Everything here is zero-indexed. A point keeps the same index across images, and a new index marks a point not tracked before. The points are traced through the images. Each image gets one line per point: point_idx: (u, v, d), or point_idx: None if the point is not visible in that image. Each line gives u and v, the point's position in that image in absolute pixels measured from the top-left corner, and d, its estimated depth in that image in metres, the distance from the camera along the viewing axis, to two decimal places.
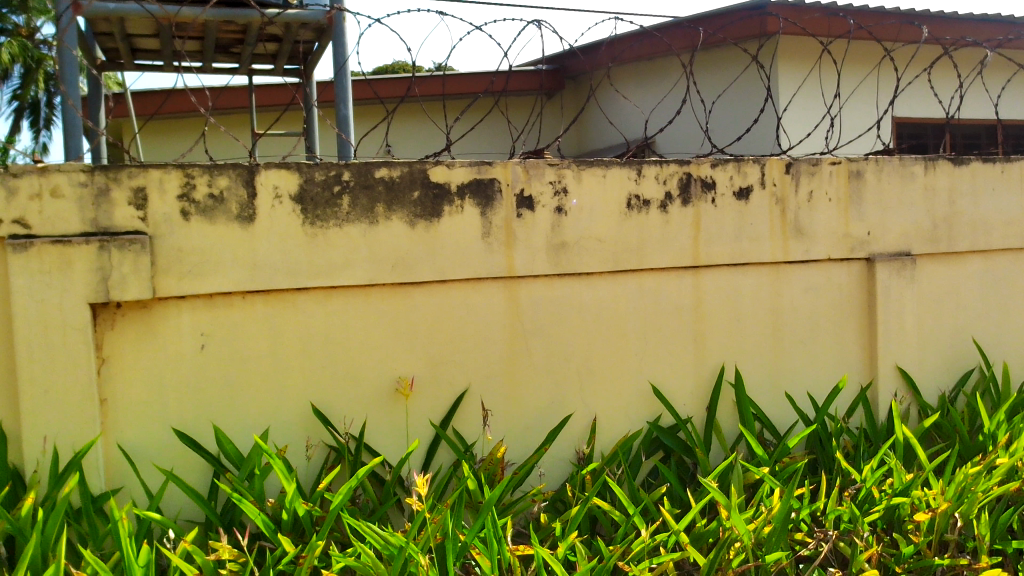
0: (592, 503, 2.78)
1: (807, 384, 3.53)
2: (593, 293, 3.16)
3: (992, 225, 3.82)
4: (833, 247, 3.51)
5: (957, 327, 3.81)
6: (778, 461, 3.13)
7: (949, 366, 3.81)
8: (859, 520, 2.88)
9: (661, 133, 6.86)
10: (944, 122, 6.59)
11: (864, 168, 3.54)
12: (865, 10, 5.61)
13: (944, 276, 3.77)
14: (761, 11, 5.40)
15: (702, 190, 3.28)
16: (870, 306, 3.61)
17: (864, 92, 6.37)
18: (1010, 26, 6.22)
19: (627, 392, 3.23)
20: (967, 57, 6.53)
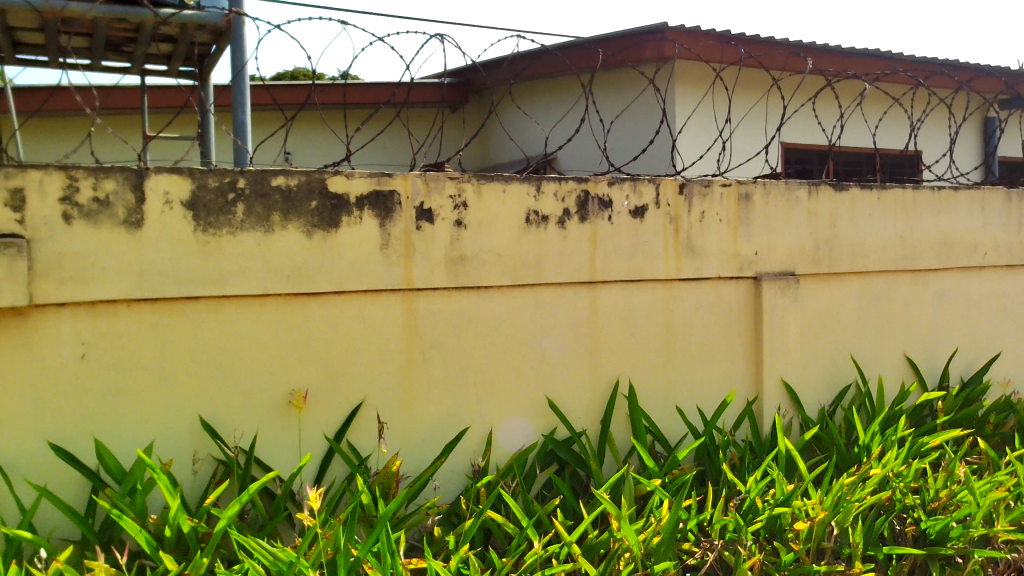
0: (487, 515, 2.80)
1: (696, 398, 3.64)
2: (491, 306, 3.18)
3: (869, 248, 4.05)
4: (722, 265, 3.65)
5: (836, 343, 4.01)
6: (668, 473, 3.22)
7: (829, 381, 3.99)
8: (743, 530, 2.99)
9: (561, 150, 6.98)
10: (827, 149, 6.93)
11: (752, 190, 3.69)
12: (756, 39, 5.84)
13: (825, 295, 3.96)
14: (659, 35, 5.57)
15: (600, 208, 3.36)
16: (755, 323, 3.76)
17: (754, 117, 6.65)
18: (888, 61, 6.60)
19: (523, 405, 3.26)
20: (849, 89, 6.90)
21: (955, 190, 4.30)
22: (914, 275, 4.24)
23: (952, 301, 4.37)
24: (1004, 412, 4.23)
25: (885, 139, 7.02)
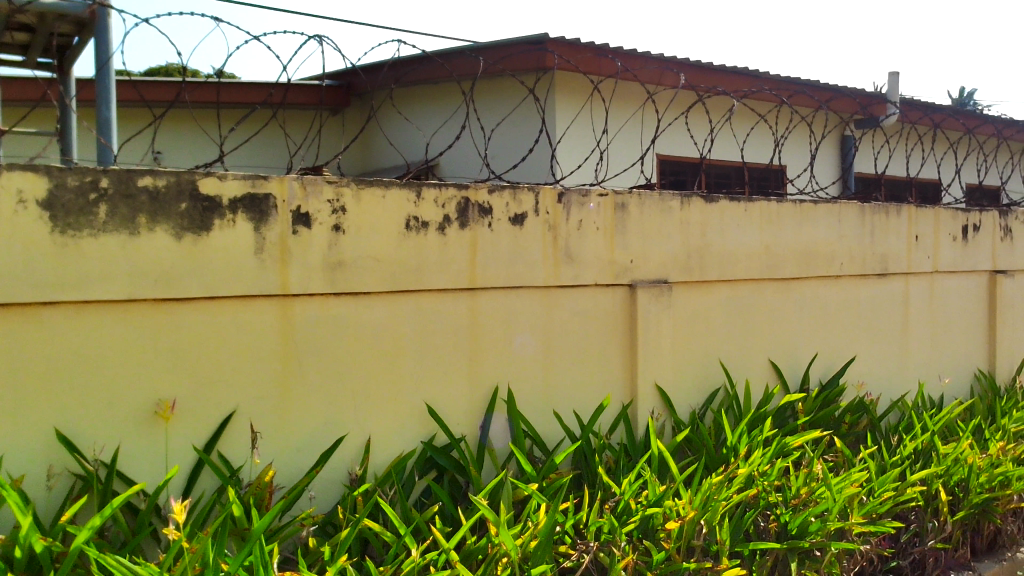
0: (364, 524, 2.76)
1: (574, 402, 3.71)
2: (370, 312, 3.14)
3: (736, 257, 4.24)
4: (599, 272, 3.74)
5: (706, 348, 4.17)
6: (545, 477, 3.27)
7: (699, 385, 4.15)
8: (617, 531, 3.06)
9: (443, 156, 6.98)
10: (699, 161, 7.22)
11: (628, 201, 3.81)
12: (632, 53, 6.03)
13: (696, 303, 4.12)
14: (540, 46, 5.67)
15: (480, 215, 3.38)
16: (630, 329, 3.87)
17: (631, 129, 6.85)
18: (755, 80, 6.93)
19: (402, 412, 3.24)
20: (719, 104, 7.21)
21: (815, 204, 4.56)
22: (778, 283, 4.46)
23: (812, 308, 4.63)
24: (858, 412, 4.51)
25: (752, 154, 7.37)
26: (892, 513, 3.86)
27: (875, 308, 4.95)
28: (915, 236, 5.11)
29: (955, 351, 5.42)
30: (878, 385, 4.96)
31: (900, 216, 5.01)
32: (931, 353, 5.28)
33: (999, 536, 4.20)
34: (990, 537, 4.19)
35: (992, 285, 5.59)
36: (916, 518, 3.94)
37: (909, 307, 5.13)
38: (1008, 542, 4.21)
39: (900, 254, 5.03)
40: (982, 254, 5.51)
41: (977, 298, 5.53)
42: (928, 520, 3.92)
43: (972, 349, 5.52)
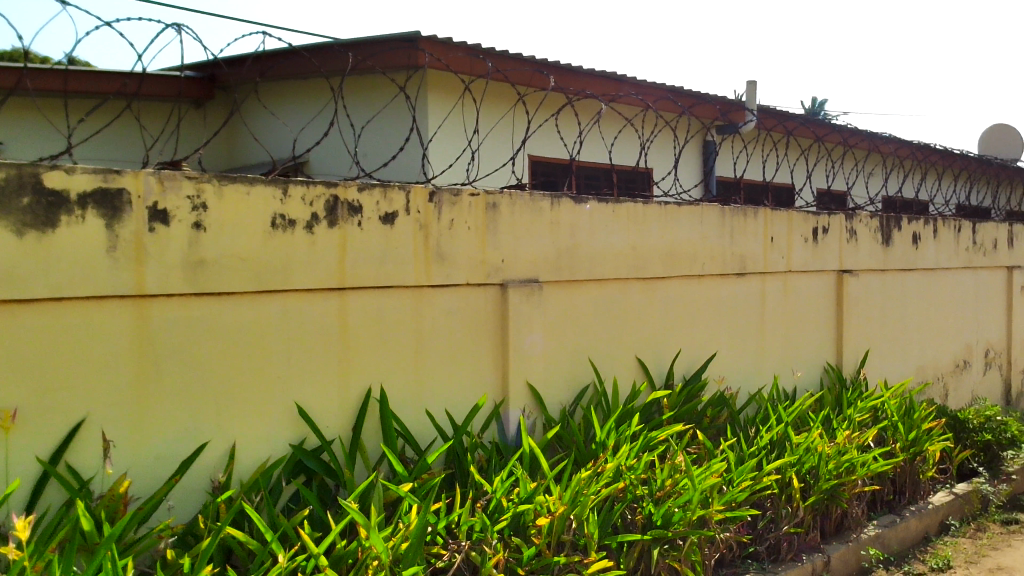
0: (227, 533, 2.66)
1: (446, 401, 3.70)
2: (234, 313, 3.03)
3: (605, 257, 4.34)
4: (470, 272, 3.75)
5: (576, 346, 4.25)
6: (417, 477, 3.24)
7: (570, 383, 4.23)
8: (489, 529, 3.07)
9: (312, 153, 6.82)
10: (569, 163, 7.38)
11: (499, 201, 3.84)
12: (503, 55, 6.10)
13: (566, 301, 4.19)
14: (412, 44, 5.64)
15: (349, 213, 3.32)
16: (502, 328, 3.89)
17: (502, 129, 6.92)
18: (621, 84, 7.12)
19: (268, 416, 3.14)
20: (587, 108, 7.40)
21: (679, 206, 4.73)
22: (644, 282, 4.60)
23: (676, 306, 4.79)
24: (718, 406, 4.71)
25: (620, 156, 7.58)
26: (749, 501, 4.06)
27: (735, 306, 5.18)
28: (770, 237, 5.38)
29: (808, 346, 5.74)
30: (738, 379, 5.20)
31: (757, 218, 5.26)
32: (785, 348, 5.58)
33: (845, 519, 4.49)
34: (838, 520, 4.48)
35: (840, 284, 5.96)
36: (772, 505, 4.15)
37: (765, 305, 5.40)
38: (854, 524, 4.52)
39: (757, 255, 5.28)
40: (830, 255, 5.86)
41: (826, 296, 5.88)
42: (783, 506, 4.15)
43: (821, 344, 5.86)
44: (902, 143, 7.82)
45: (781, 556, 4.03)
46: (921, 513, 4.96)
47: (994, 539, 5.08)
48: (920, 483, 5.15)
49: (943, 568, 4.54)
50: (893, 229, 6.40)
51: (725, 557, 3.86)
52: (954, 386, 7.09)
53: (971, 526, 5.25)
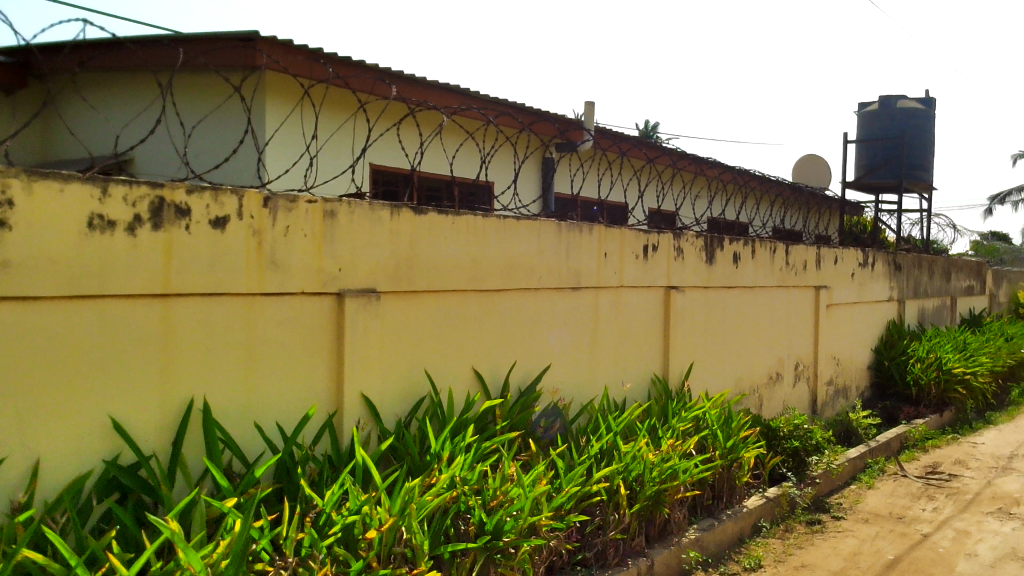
0: (25, 556, 2.45)
1: (276, 413, 3.59)
2: (42, 319, 2.80)
3: (443, 268, 4.35)
4: (305, 281, 3.65)
5: (412, 357, 4.23)
6: (242, 492, 3.13)
7: (405, 395, 4.21)
8: (318, 544, 3.01)
9: (136, 150, 6.46)
10: (410, 173, 7.43)
11: (337, 208, 3.78)
12: (344, 60, 6.05)
13: (403, 312, 4.16)
14: (250, 43, 5.48)
15: (176, 216, 3.16)
16: (337, 338, 3.82)
17: (341, 137, 6.86)
18: (464, 97, 7.19)
19: (78, 429, 2.92)
20: (429, 120, 7.49)
21: (517, 220, 4.82)
22: (482, 294, 4.64)
23: (512, 319, 4.87)
24: (552, 416, 4.83)
25: (461, 169, 7.71)
26: (577, 508, 4.18)
27: (569, 320, 5.32)
28: (603, 253, 5.58)
29: (637, 359, 5.99)
30: (570, 391, 5.34)
31: (592, 234, 5.44)
32: (615, 361, 5.79)
33: (668, 523, 4.72)
34: (661, 525, 4.69)
35: (667, 299, 6.26)
36: (600, 512, 4.30)
37: (597, 319, 5.58)
38: (676, 528, 4.76)
39: (591, 270, 5.46)
40: (659, 271, 6.15)
41: (654, 310, 6.16)
42: (610, 513, 4.30)
43: (649, 357, 6.13)
44: (725, 169, 8.33)
45: (608, 561, 4.18)
46: (737, 516, 5.27)
47: (800, 539, 5.49)
48: (736, 487, 5.49)
49: (755, 568, 4.87)
50: (717, 248, 6.80)
51: (555, 564, 3.95)
52: (768, 397, 7.61)
53: (780, 527, 5.64)
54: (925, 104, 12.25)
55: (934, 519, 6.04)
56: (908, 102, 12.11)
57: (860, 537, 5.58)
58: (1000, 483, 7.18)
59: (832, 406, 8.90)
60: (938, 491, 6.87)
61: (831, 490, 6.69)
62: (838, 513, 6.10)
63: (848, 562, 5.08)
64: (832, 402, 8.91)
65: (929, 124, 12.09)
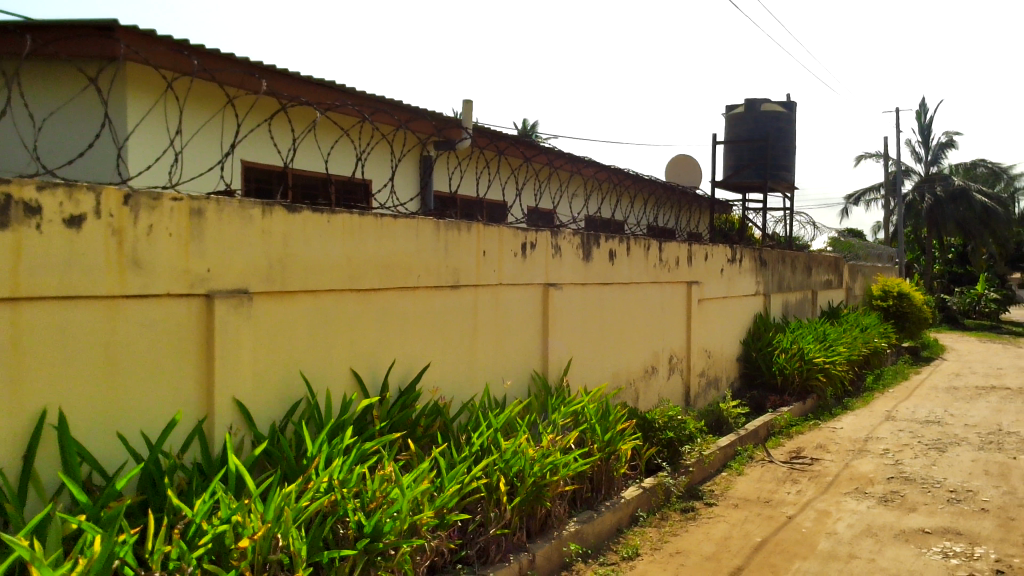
0: None
1: (141, 422, 3.42)
2: None
3: (318, 267, 4.26)
4: (171, 282, 3.49)
5: (287, 359, 4.12)
6: (103, 506, 2.97)
7: (281, 398, 4.09)
8: (186, 557, 2.89)
9: None
10: (283, 171, 7.26)
11: (205, 206, 3.64)
12: (210, 53, 5.85)
13: (277, 313, 4.05)
14: (108, 33, 5.21)
15: (25, 215, 2.97)
16: (207, 342, 3.67)
17: (209, 133, 6.63)
18: (338, 92, 7.07)
19: None
20: (302, 116, 7.33)
21: (394, 218, 4.77)
22: (359, 293, 4.57)
23: (391, 318, 4.82)
24: (432, 416, 4.82)
25: (336, 167, 7.59)
26: (459, 506, 4.18)
27: (448, 318, 5.31)
28: (482, 251, 5.59)
29: (516, 355, 6.04)
30: (450, 389, 5.34)
31: (470, 232, 5.44)
32: (494, 358, 5.81)
33: (549, 518, 4.80)
34: (542, 520, 4.76)
35: (546, 296, 6.33)
36: (481, 510, 4.32)
37: (476, 317, 5.60)
38: (556, 522, 4.84)
39: (470, 268, 5.46)
40: (537, 269, 6.21)
41: (533, 307, 6.22)
42: (491, 509, 4.33)
43: (529, 354, 6.19)
44: (600, 168, 8.50)
45: (489, 558, 4.20)
46: (614, 506, 5.40)
47: (674, 526, 5.68)
48: (614, 479, 5.63)
49: (633, 557, 5.01)
50: (593, 246, 6.93)
51: (437, 564, 3.94)
52: (644, 390, 7.82)
53: (656, 516, 5.82)
54: (786, 107, 12.90)
55: (798, 501, 6.37)
56: (771, 105, 12.72)
57: (731, 522, 5.82)
58: (856, 465, 7.64)
59: (704, 396, 9.24)
60: (801, 475, 7.25)
61: (704, 478, 6.94)
62: (710, 500, 6.34)
63: (719, 546, 5.29)
64: (704, 393, 9.25)
65: (791, 127, 12.73)
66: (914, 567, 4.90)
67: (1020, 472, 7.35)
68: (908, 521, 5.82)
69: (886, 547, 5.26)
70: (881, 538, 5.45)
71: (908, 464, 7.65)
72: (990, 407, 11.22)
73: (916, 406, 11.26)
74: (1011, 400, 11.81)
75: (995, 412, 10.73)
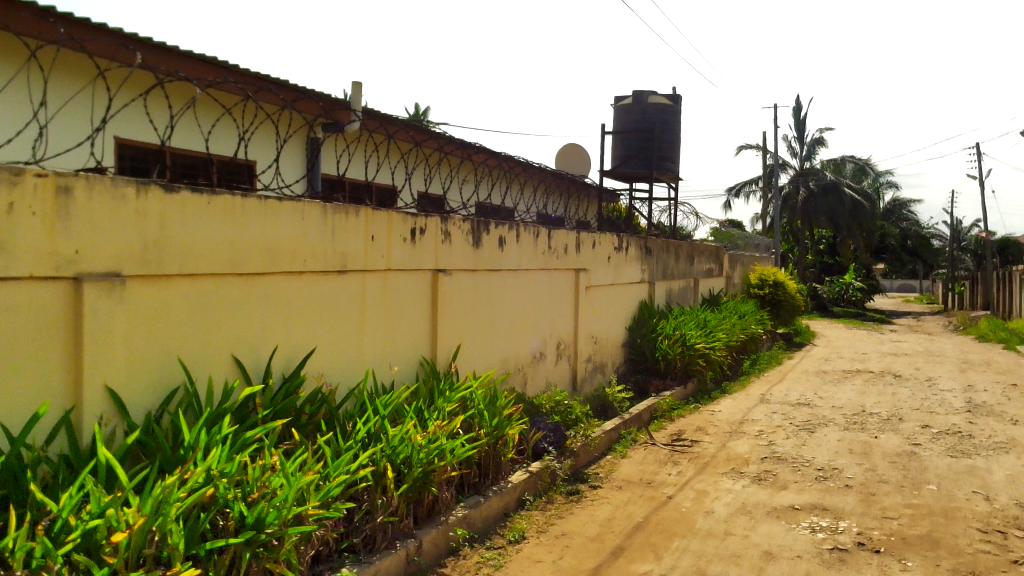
0: None
1: (2, 412, 3.21)
2: None
3: (198, 249, 4.10)
4: (36, 263, 3.29)
5: (164, 346, 3.96)
6: None
7: (157, 386, 3.93)
8: (53, 554, 2.75)
9: None
10: (159, 149, 6.96)
11: (73, 184, 3.44)
12: (79, 21, 5.54)
13: (153, 298, 3.88)
14: None
15: None
16: (77, 328, 3.48)
17: (76, 106, 6.30)
18: (219, 68, 6.80)
19: None
20: (178, 92, 7.05)
21: (279, 201, 4.64)
22: (240, 278, 4.42)
23: (274, 303, 4.69)
24: (317, 403, 4.74)
25: (217, 146, 7.33)
26: (344, 495, 4.12)
27: (334, 304, 5.21)
28: (370, 236, 5.51)
29: (404, 341, 5.99)
30: (336, 375, 5.26)
31: (358, 217, 5.35)
32: (382, 344, 5.75)
33: (436, 503, 4.79)
34: (429, 506, 4.76)
35: (435, 282, 6.31)
36: (367, 497, 4.27)
37: (364, 302, 5.52)
38: (444, 507, 4.84)
39: (358, 253, 5.37)
40: (427, 254, 6.17)
41: (421, 293, 6.18)
42: (378, 497, 4.29)
43: (417, 340, 6.15)
44: (490, 154, 8.52)
45: (376, 546, 4.17)
46: (501, 491, 5.45)
47: (559, 509, 5.78)
48: (501, 464, 5.67)
49: (519, 540, 5.07)
50: (483, 232, 6.94)
51: (321, 554, 3.88)
52: (532, 376, 7.91)
53: (542, 499, 5.90)
54: (672, 100, 13.29)
55: (678, 482, 6.59)
56: (657, 98, 13.09)
57: (614, 503, 5.97)
58: (732, 446, 7.96)
59: (590, 381, 9.42)
60: (681, 456, 7.51)
61: (589, 461, 7.09)
62: (595, 483, 6.49)
63: (603, 527, 5.42)
64: (590, 378, 9.43)
65: (676, 119, 13.12)
66: (785, 541, 5.15)
67: (880, 450, 7.84)
68: (780, 499, 6.11)
69: (759, 523, 5.51)
70: (755, 515, 5.71)
71: (780, 445, 8.03)
72: (855, 389, 11.92)
73: (788, 389, 11.84)
74: (874, 383, 12.57)
75: (859, 395, 11.40)
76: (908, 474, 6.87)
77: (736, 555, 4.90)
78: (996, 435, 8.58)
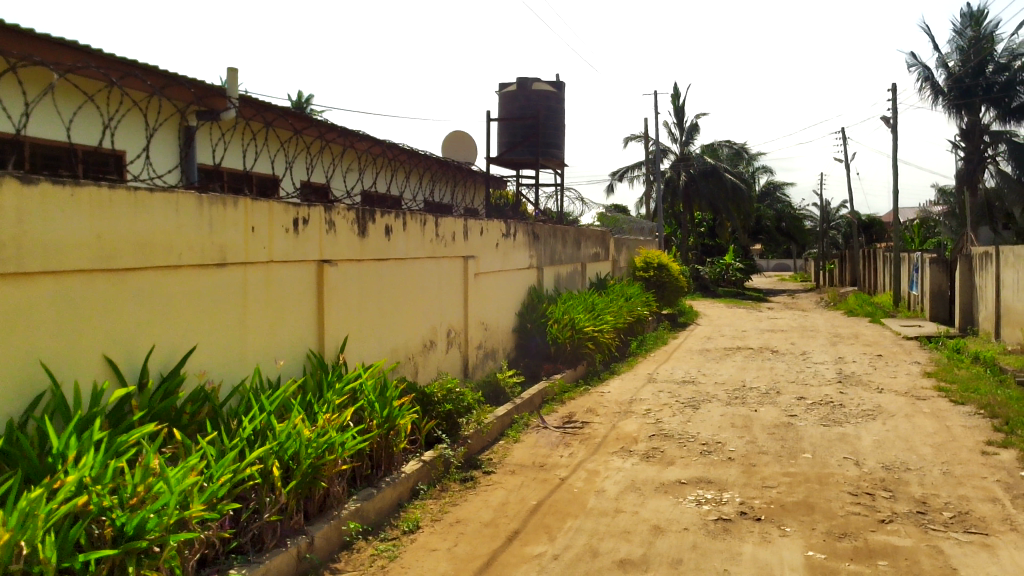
0: None
1: None
2: None
3: (62, 246, 3.87)
4: None
5: (26, 348, 3.72)
6: None
7: (20, 391, 3.69)
8: None
9: None
10: (15, 138, 6.54)
11: None
12: None
13: (12, 299, 3.64)
14: None
15: None
16: None
17: None
18: (79, 53, 6.43)
19: None
20: (34, 78, 6.63)
21: (150, 192, 4.43)
22: (110, 274, 4.20)
23: (149, 300, 4.48)
24: (198, 401, 4.57)
25: (80, 134, 6.95)
26: (231, 495, 3.99)
27: (214, 298, 5.02)
28: (251, 227, 5.33)
29: (289, 334, 5.84)
30: (219, 372, 5.08)
31: (237, 208, 5.17)
32: (267, 338, 5.59)
33: (327, 498, 4.71)
34: (320, 501, 4.67)
35: (320, 273, 6.17)
36: (255, 496, 4.16)
37: (246, 296, 5.35)
38: (335, 502, 4.76)
39: (238, 245, 5.19)
40: (310, 245, 6.02)
41: (306, 285, 6.04)
42: (266, 495, 4.18)
43: (303, 332, 6.01)
44: (374, 142, 8.38)
45: (265, 545, 4.06)
46: (394, 482, 5.40)
47: (453, 497, 5.77)
48: (393, 455, 5.62)
49: (412, 530, 5.04)
50: (368, 221, 6.83)
51: (207, 557, 3.75)
52: (422, 365, 7.86)
53: (436, 488, 5.88)
54: (555, 87, 13.37)
55: (570, 463, 6.70)
56: (541, 85, 13.15)
57: (508, 487, 6.02)
58: (622, 426, 8.15)
59: (482, 367, 9.45)
60: (573, 438, 7.64)
61: (482, 447, 7.11)
62: (488, 468, 6.51)
63: (497, 512, 5.45)
64: (481, 364, 9.44)
65: (559, 106, 13.23)
66: (672, 515, 5.31)
67: (760, 422, 8.17)
68: (667, 475, 6.29)
69: (647, 500, 5.66)
70: (643, 492, 5.87)
71: (667, 422, 8.28)
72: (736, 365, 12.41)
73: (674, 368, 12.22)
74: (753, 359, 13.13)
75: (740, 371, 11.88)
76: (785, 445, 7.20)
77: (626, 531, 5.02)
78: (864, 403, 9.10)
